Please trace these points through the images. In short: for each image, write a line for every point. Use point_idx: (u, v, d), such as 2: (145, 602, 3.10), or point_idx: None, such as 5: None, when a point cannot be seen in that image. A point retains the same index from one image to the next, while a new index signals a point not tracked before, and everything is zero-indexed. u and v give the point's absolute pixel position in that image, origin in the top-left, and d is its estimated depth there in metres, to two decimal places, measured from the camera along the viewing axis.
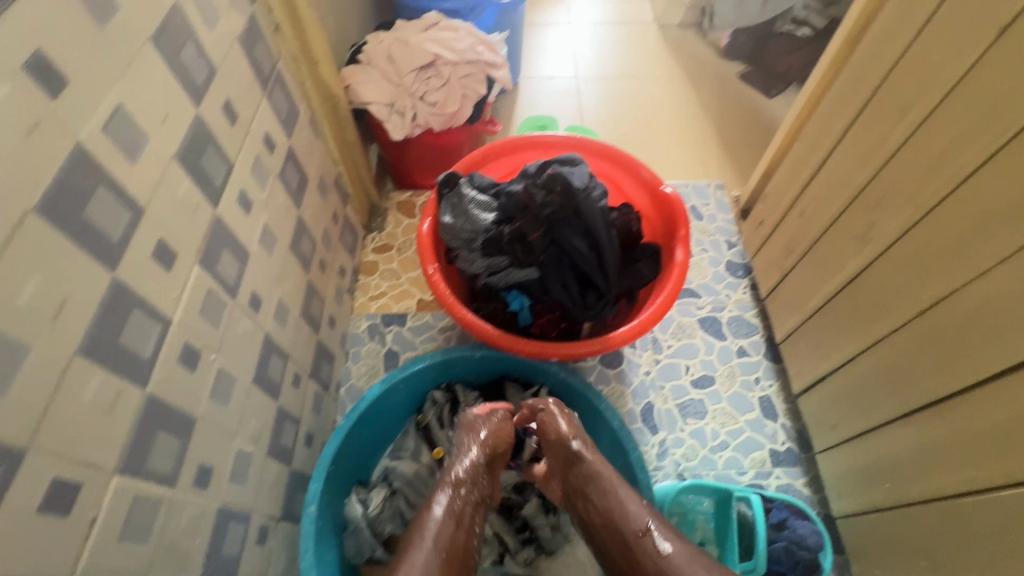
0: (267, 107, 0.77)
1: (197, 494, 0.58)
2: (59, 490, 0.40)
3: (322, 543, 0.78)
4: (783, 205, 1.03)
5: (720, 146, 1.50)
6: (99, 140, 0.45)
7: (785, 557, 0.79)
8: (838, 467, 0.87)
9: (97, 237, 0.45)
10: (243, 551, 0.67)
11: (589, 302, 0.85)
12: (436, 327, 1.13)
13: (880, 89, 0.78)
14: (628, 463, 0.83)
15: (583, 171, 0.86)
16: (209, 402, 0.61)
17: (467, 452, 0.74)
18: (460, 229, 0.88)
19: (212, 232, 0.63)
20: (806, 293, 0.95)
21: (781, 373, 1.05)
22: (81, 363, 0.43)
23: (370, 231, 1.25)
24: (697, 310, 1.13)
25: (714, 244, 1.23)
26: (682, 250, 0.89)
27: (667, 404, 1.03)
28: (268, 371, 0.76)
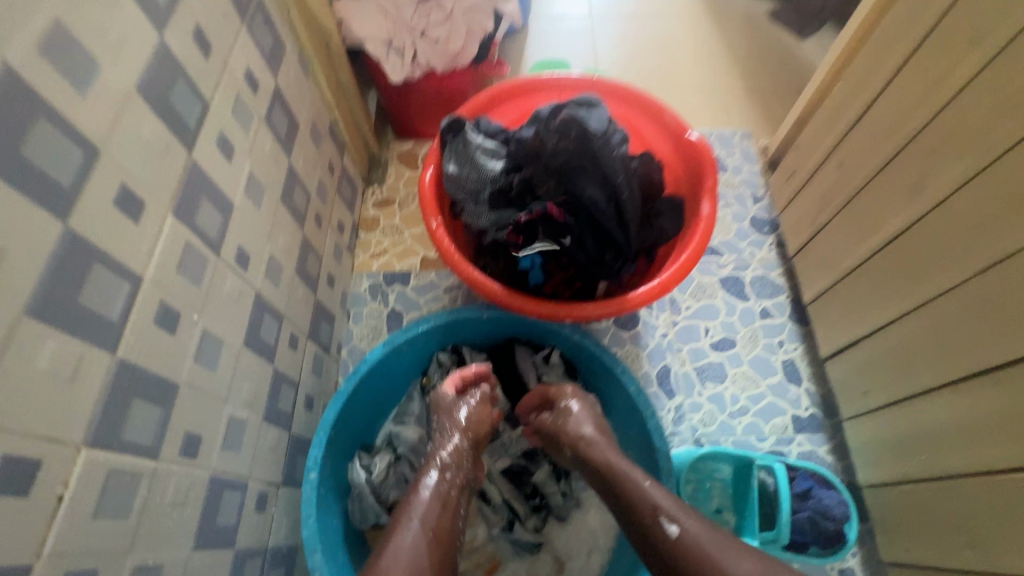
0: (247, 39, 0.69)
1: (185, 464, 0.54)
2: (12, 466, 0.36)
3: (324, 509, 0.75)
4: (818, 155, 0.94)
5: (747, 92, 1.38)
6: (32, 63, 0.38)
7: (809, 527, 0.76)
8: (868, 435, 0.83)
9: (39, 179, 0.39)
10: (240, 519, 0.64)
11: (606, 260, 0.77)
12: (441, 286, 1.07)
13: (947, 16, 0.67)
14: (645, 431, 0.79)
15: (602, 112, 0.77)
16: (193, 367, 0.56)
17: (451, 438, 0.70)
18: (466, 179, 0.80)
19: (187, 180, 0.56)
20: (840, 251, 0.88)
21: (807, 336, 0.99)
22: (30, 325, 0.38)
23: (370, 184, 1.18)
24: (719, 269, 1.06)
25: (739, 199, 1.14)
26: (709, 203, 0.81)
27: (685, 368, 0.97)
28: (261, 333, 0.71)
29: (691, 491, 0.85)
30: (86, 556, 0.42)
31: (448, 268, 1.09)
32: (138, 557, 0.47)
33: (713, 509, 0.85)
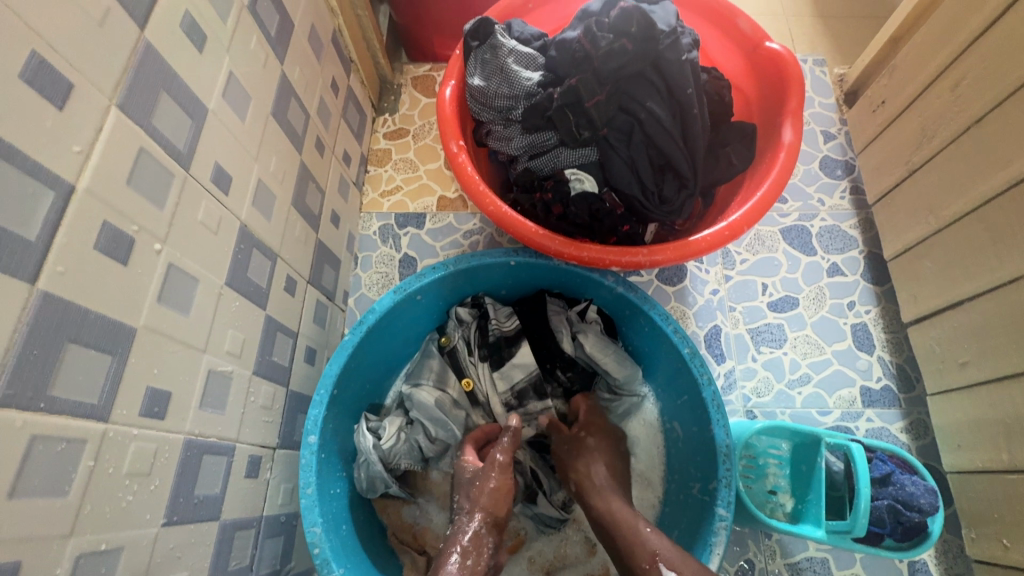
0: None
1: (149, 424, 0.44)
2: None
3: (326, 475, 0.66)
4: (925, 79, 0.77)
5: (819, 12, 1.18)
6: None
7: (887, 517, 0.64)
8: (962, 414, 0.70)
9: None
10: (227, 487, 0.54)
11: (664, 194, 0.64)
12: (460, 231, 0.94)
13: None
14: (697, 400, 0.67)
15: (666, 9, 0.63)
16: (157, 308, 0.45)
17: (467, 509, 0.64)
18: (495, 94, 0.66)
19: (139, 67, 0.43)
20: (946, 195, 0.73)
21: (883, 298, 0.85)
22: None
23: (381, 112, 1.03)
24: (782, 218, 0.91)
25: (808, 135, 0.96)
26: (792, 128, 0.66)
27: (738, 330, 0.85)
28: (250, 273, 0.60)
29: (742, 468, 0.75)
30: None
31: (468, 210, 0.96)
32: (79, 542, 0.37)
33: (766, 490, 0.73)
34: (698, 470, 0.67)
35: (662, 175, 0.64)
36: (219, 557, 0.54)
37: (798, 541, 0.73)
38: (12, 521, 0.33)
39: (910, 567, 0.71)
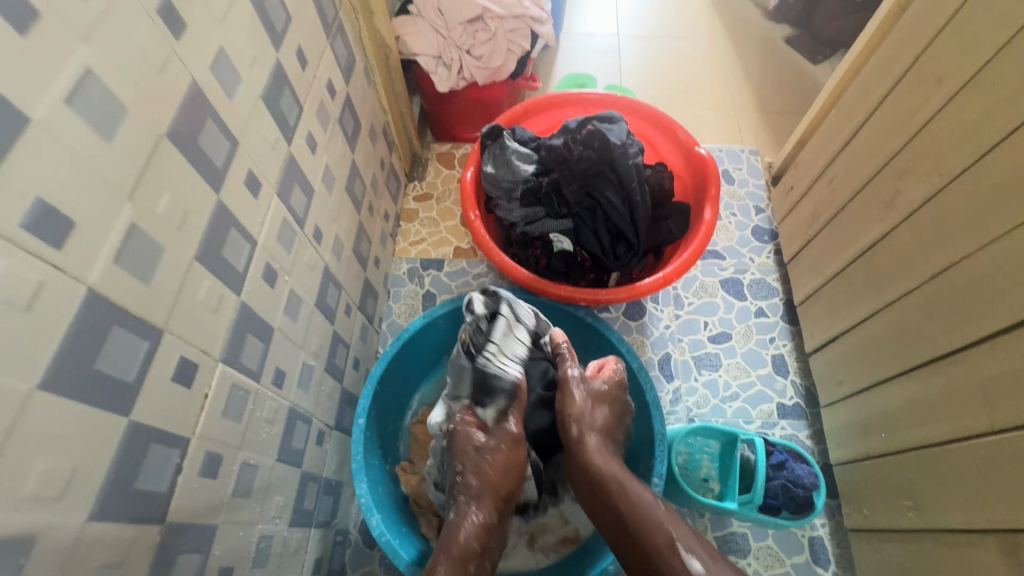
0: (329, 55, 0.83)
1: (274, 391, 0.68)
2: (184, 367, 0.50)
3: (369, 450, 0.89)
4: (814, 172, 1.06)
5: (758, 111, 1.50)
6: (207, 78, 0.52)
7: (781, 493, 0.88)
8: (840, 419, 0.95)
9: (207, 162, 0.53)
10: (306, 446, 0.78)
11: (619, 253, 0.91)
12: (471, 273, 1.21)
13: (923, 56, 0.79)
14: (644, 402, 0.91)
15: (621, 128, 0.91)
16: (283, 317, 0.70)
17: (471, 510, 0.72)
18: (501, 179, 0.94)
19: (287, 169, 0.70)
20: (828, 257, 0.99)
21: (796, 335, 1.11)
22: (198, 269, 0.51)
23: (411, 179, 1.32)
24: (721, 271, 1.17)
25: (743, 209, 1.25)
26: (710, 210, 0.93)
27: (684, 356, 1.10)
28: (326, 298, 0.85)
29: (682, 461, 0.97)
30: (217, 444, 0.55)
31: (477, 257, 1.23)
32: (244, 455, 0.61)
33: (700, 477, 0.95)
34: (644, 455, 0.90)
35: (618, 239, 0.91)
36: (298, 497, 0.76)
37: (725, 518, 0.95)
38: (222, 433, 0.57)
39: (809, 541, 0.93)
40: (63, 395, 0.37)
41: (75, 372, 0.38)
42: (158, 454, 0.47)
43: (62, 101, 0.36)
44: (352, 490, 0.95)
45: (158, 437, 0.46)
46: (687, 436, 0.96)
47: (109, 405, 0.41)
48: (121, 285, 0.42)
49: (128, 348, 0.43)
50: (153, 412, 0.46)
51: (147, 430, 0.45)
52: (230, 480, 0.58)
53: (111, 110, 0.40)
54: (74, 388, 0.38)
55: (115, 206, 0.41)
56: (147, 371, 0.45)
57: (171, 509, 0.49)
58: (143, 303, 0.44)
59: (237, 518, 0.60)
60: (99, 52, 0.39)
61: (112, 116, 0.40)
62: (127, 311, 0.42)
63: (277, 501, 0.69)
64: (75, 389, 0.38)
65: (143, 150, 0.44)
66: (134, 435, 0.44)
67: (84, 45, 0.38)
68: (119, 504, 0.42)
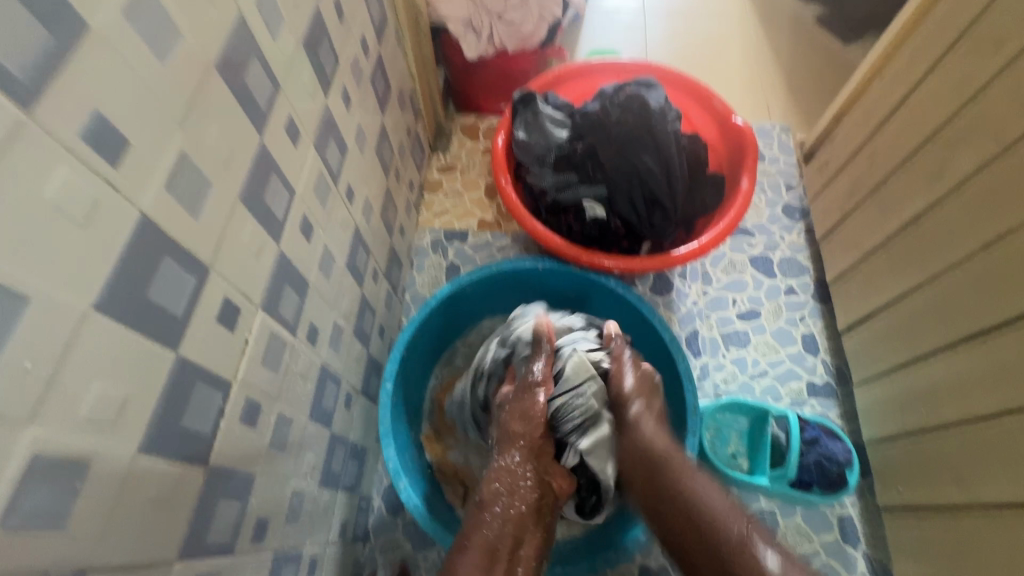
0: (363, 9, 0.81)
1: (308, 347, 0.67)
2: (228, 308, 0.48)
3: (396, 416, 0.88)
4: (852, 146, 1.03)
5: (788, 89, 1.46)
6: (254, 13, 0.50)
7: (815, 469, 0.87)
8: (876, 397, 0.93)
9: (251, 102, 0.51)
10: (335, 408, 0.77)
11: (654, 222, 0.89)
12: (495, 246, 1.19)
13: (979, 21, 0.76)
14: (676, 375, 0.90)
15: (659, 94, 0.89)
16: (317, 272, 0.69)
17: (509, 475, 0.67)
18: (534, 145, 0.92)
19: (323, 121, 0.68)
20: (865, 233, 0.97)
21: (827, 313, 1.08)
22: (241, 210, 0.50)
23: (435, 151, 1.30)
24: (750, 248, 1.15)
25: (773, 187, 1.22)
26: (748, 180, 0.91)
27: (712, 333, 1.08)
28: (356, 261, 0.84)
29: (710, 437, 0.95)
30: (256, 392, 0.54)
31: (502, 230, 1.21)
32: (280, 408, 0.60)
33: (729, 453, 0.94)
34: (675, 428, 0.89)
35: (653, 208, 0.89)
36: (328, 458, 0.75)
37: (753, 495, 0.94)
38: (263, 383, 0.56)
39: (839, 520, 0.92)
40: (117, 319, 0.36)
41: (128, 297, 0.37)
42: (203, 394, 0.46)
43: (120, 13, 0.35)
44: (376, 457, 0.94)
45: (203, 376, 0.45)
46: (716, 412, 0.95)
47: (159, 337, 0.40)
48: (172, 214, 0.41)
49: (177, 281, 0.42)
50: (199, 350, 0.45)
51: (193, 369, 0.44)
52: (267, 431, 0.57)
53: (164, 29, 0.39)
54: (128, 314, 0.37)
55: (167, 131, 0.40)
56: (195, 307, 0.44)
57: (214, 452, 0.48)
58: (192, 236, 0.43)
59: (273, 470, 0.59)
60: None
61: (165, 36, 0.39)
62: (177, 242, 0.41)
63: (309, 458, 0.69)
64: (128, 316, 0.37)
65: (193, 77, 0.42)
66: (182, 370, 0.43)
67: None
68: (167, 440, 0.42)
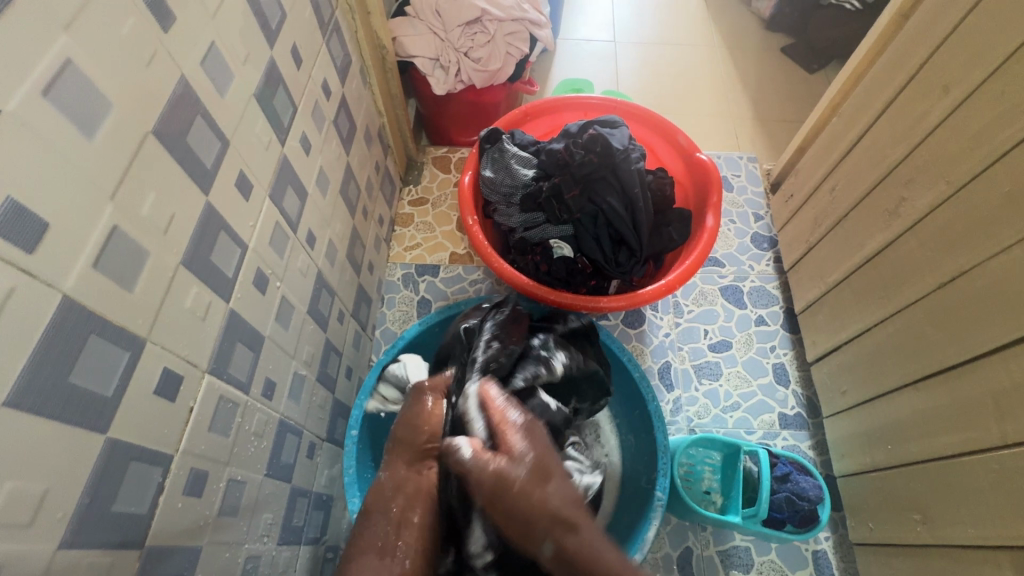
0: (325, 54, 0.80)
1: (264, 403, 0.65)
2: (168, 379, 0.46)
3: (362, 462, 0.86)
4: (814, 180, 1.05)
5: (755, 119, 1.49)
6: (198, 74, 0.49)
7: (786, 506, 0.87)
8: (846, 430, 0.94)
9: (196, 162, 0.50)
10: (296, 460, 0.74)
11: (620, 260, 0.90)
12: (467, 280, 1.18)
13: (926, 66, 0.79)
14: (645, 413, 0.89)
15: (622, 133, 0.91)
16: (274, 324, 0.67)
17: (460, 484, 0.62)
18: (500, 183, 0.92)
19: (280, 170, 0.67)
20: (830, 266, 0.99)
21: (797, 343, 1.09)
22: (184, 274, 0.48)
23: (406, 183, 1.29)
24: (720, 279, 1.16)
25: (741, 217, 1.24)
26: (712, 216, 0.92)
27: (684, 365, 1.07)
28: (319, 305, 0.82)
29: (683, 473, 0.95)
30: (201, 460, 0.52)
31: (474, 263, 1.20)
32: (231, 471, 0.57)
33: (702, 489, 0.93)
34: (645, 468, 0.88)
35: (619, 246, 0.90)
36: (288, 513, 0.73)
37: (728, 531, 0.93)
38: (213, 447, 0.54)
39: (813, 555, 0.92)
40: (34, 413, 0.34)
41: (47, 386, 0.35)
42: (139, 473, 0.43)
43: (38, 93, 0.34)
44: (343, 504, 0.91)
45: (139, 454, 0.43)
46: (688, 447, 0.94)
47: (85, 421, 0.38)
48: (101, 291, 0.39)
49: (107, 360, 0.40)
50: (133, 429, 0.43)
51: (127, 449, 0.42)
52: (216, 499, 0.55)
53: (92, 105, 0.37)
54: (46, 404, 0.35)
55: (95, 207, 0.38)
56: (128, 384, 0.42)
57: (152, 533, 0.45)
58: (125, 311, 0.41)
59: (223, 538, 0.57)
60: (81, 43, 0.36)
61: (93, 110, 0.38)
62: (107, 319, 0.39)
63: (266, 518, 0.66)
64: (47, 406, 0.35)
65: (127, 147, 0.41)
66: (113, 452, 0.41)
67: (65, 35, 0.35)
68: (96, 529, 0.39)
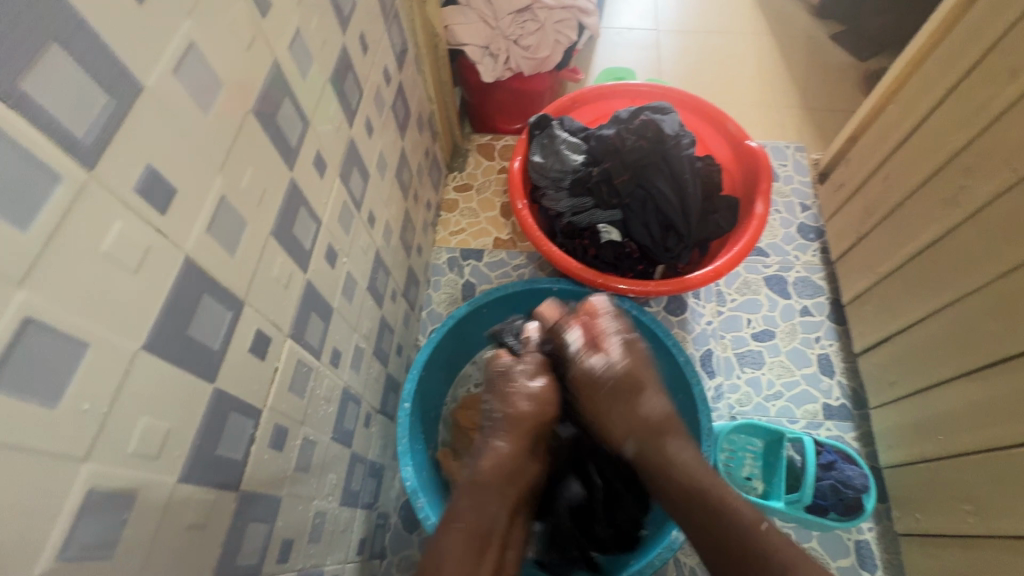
0: (386, 41, 0.84)
1: (332, 370, 0.69)
2: (259, 339, 0.51)
3: (413, 434, 0.89)
4: (867, 169, 1.04)
5: (802, 107, 1.47)
6: (286, 58, 0.53)
7: (831, 493, 0.87)
8: (893, 421, 0.94)
9: (283, 140, 0.54)
10: (355, 428, 0.79)
11: (668, 245, 0.91)
12: (510, 265, 1.21)
13: (994, 49, 0.77)
14: (691, 397, 0.91)
15: (672, 120, 0.92)
16: (341, 298, 0.71)
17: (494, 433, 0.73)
18: (550, 168, 0.94)
19: (348, 151, 0.71)
20: (882, 256, 0.98)
21: (843, 335, 1.08)
22: (273, 244, 0.52)
23: (451, 170, 1.32)
24: (765, 268, 1.15)
25: (788, 206, 1.22)
26: (762, 203, 0.92)
27: (726, 353, 1.07)
28: (377, 283, 0.86)
29: (725, 458, 0.96)
30: (283, 417, 0.56)
31: (517, 249, 1.23)
32: (306, 431, 0.62)
33: (743, 476, 0.94)
34: None
35: (668, 231, 0.91)
36: (348, 477, 0.77)
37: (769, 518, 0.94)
38: (292, 405, 0.58)
39: (856, 545, 0.92)
40: (162, 357, 0.38)
41: (173, 335, 0.39)
42: (237, 423, 0.48)
43: (169, 73, 0.37)
44: (393, 474, 0.96)
45: (237, 407, 0.48)
46: (730, 433, 0.95)
47: (198, 370, 0.42)
48: (210, 252, 0.43)
49: (214, 317, 0.44)
50: (233, 381, 0.47)
51: (227, 399, 0.46)
52: (293, 454, 0.59)
53: (209, 83, 0.41)
54: (173, 351, 0.39)
55: (210, 177, 0.42)
56: (230, 339, 0.46)
57: (245, 478, 0.50)
58: (229, 274, 0.45)
59: (298, 492, 0.61)
60: (200, 27, 0.40)
61: (209, 89, 0.41)
62: (216, 281, 0.43)
63: (331, 479, 0.71)
64: (172, 353, 0.39)
65: (233, 123, 0.45)
66: (218, 401, 0.45)
67: (189, 19, 0.39)
68: (204, 469, 0.44)
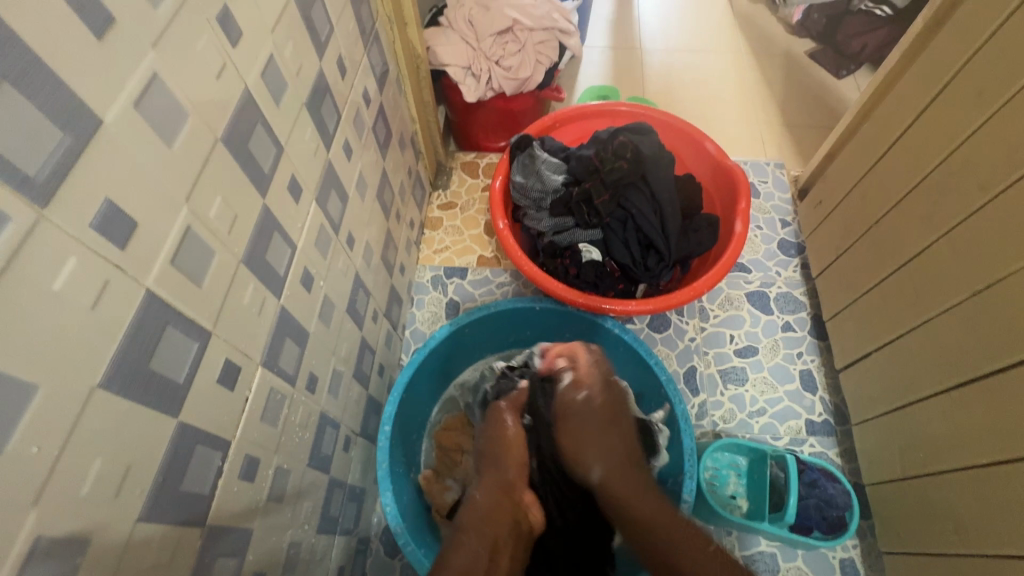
0: (365, 63, 0.84)
1: (308, 396, 0.68)
2: (228, 369, 0.50)
3: (394, 458, 0.88)
4: (845, 187, 1.05)
5: (781, 124, 1.49)
6: (259, 85, 0.53)
7: (814, 512, 0.88)
8: (875, 438, 0.94)
9: (256, 167, 0.53)
10: (334, 452, 0.78)
11: (649, 264, 0.92)
12: (494, 283, 1.21)
13: (964, 71, 0.79)
14: (672, 415, 0.90)
15: (652, 140, 0.94)
16: (318, 322, 0.70)
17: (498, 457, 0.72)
18: (531, 188, 0.94)
19: (325, 174, 0.71)
20: (861, 273, 0.98)
21: (824, 350, 1.09)
22: (244, 271, 0.52)
23: (436, 187, 1.32)
24: (747, 284, 1.16)
25: (769, 222, 1.23)
26: (741, 223, 0.92)
27: (709, 369, 1.07)
28: (356, 304, 0.85)
29: (709, 477, 0.95)
30: (254, 447, 0.55)
31: (501, 266, 1.23)
32: (279, 459, 0.61)
33: (728, 494, 0.94)
34: (672, 472, 0.89)
35: (648, 250, 0.92)
36: (325, 504, 0.76)
37: (753, 537, 0.93)
38: (264, 434, 0.57)
39: (840, 563, 0.92)
40: (122, 394, 0.37)
41: (133, 371, 0.38)
42: (203, 456, 0.47)
43: (132, 106, 0.37)
44: (374, 498, 0.94)
45: (203, 440, 0.47)
46: (715, 450, 0.95)
47: (160, 405, 0.41)
48: (174, 285, 0.42)
49: (179, 349, 0.43)
50: (198, 415, 0.46)
51: (192, 434, 0.45)
52: (266, 484, 0.58)
53: (174, 115, 0.41)
54: (132, 388, 0.38)
55: (174, 210, 0.42)
56: (196, 372, 0.45)
57: (212, 512, 0.49)
58: (195, 305, 0.45)
59: (272, 522, 0.60)
60: (165, 59, 0.40)
61: (175, 120, 0.41)
62: (181, 312, 0.43)
63: (307, 507, 0.69)
64: (132, 390, 0.38)
65: (200, 153, 0.44)
66: (182, 437, 0.44)
67: (153, 51, 0.38)
68: (167, 506, 0.43)
